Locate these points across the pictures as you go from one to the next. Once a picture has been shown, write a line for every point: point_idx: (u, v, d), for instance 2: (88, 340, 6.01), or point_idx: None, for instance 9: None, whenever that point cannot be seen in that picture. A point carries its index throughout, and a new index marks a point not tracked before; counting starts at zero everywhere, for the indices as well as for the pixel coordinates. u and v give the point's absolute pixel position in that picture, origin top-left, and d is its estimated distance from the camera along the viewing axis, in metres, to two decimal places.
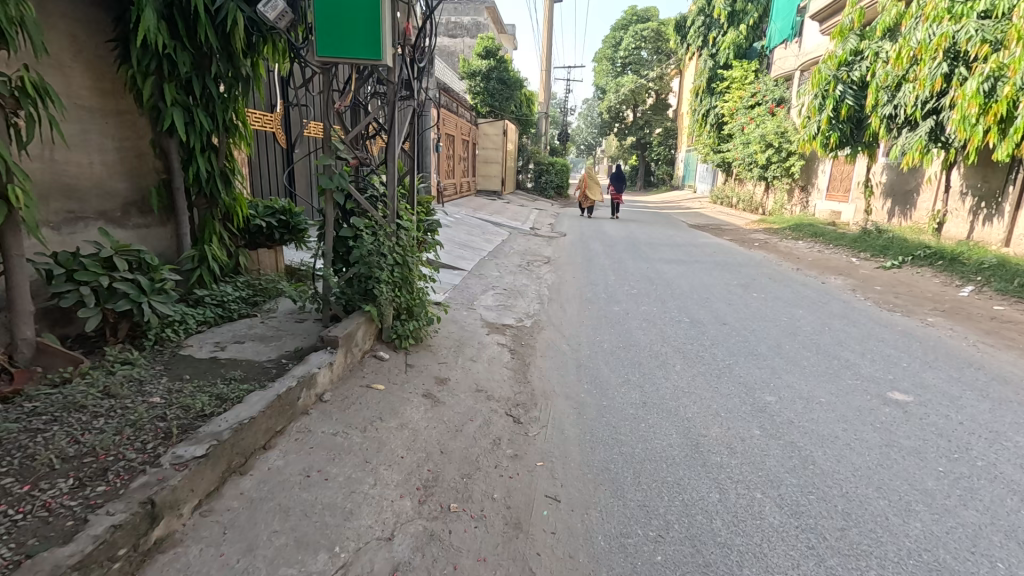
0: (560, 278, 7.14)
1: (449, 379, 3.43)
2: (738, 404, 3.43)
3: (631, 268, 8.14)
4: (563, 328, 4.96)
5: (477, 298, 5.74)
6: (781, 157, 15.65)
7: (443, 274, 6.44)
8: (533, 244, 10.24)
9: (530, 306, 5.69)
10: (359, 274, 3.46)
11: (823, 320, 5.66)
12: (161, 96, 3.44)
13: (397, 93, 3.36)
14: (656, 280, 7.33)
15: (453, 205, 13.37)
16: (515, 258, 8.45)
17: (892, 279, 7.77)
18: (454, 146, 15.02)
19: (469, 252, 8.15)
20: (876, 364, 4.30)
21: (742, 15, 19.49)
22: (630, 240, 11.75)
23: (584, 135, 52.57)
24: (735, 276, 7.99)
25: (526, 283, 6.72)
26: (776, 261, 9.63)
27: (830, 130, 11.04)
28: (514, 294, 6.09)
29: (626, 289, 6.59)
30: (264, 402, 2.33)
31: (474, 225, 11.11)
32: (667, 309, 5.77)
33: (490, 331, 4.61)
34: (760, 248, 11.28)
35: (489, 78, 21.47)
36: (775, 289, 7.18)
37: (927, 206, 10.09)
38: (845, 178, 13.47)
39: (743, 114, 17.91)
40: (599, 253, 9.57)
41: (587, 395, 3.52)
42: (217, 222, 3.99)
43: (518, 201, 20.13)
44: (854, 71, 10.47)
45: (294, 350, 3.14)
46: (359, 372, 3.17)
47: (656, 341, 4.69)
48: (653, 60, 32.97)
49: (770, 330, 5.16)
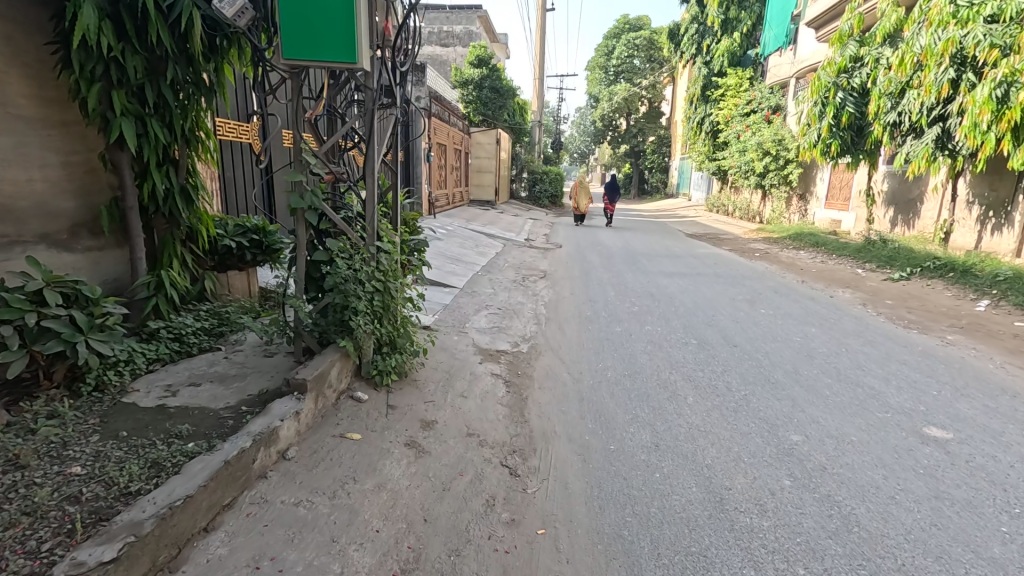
0: (558, 294, 6.78)
1: (436, 422, 3.03)
2: (761, 446, 3.05)
3: (632, 283, 7.79)
4: (562, 353, 4.59)
5: (469, 319, 5.35)
6: (779, 164, 15.44)
7: (432, 293, 6.05)
8: (529, 257, 9.88)
9: (526, 327, 5.31)
10: (335, 303, 3.06)
11: (838, 339, 5.31)
12: (110, 106, 3.05)
13: (376, 100, 3.00)
14: (658, 295, 6.97)
15: (446, 216, 13.03)
16: (509, 272, 8.09)
17: (902, 292, 7.47)
18: (447, 155, 14.71)
19: (461, 267, 7.77)
20: (904, 392, 3.95)
21: (736, 23, 19.41)
22: (628, 251, 11.42)
23: (577, 143, 52.60)
24: (739, 290, 7.66)
25: (521, 300, 6.34)
26: (780, 273, 9.32)
27: (830, 138, 10.71)
28: (508, 314, 5.72)
29: (627, 307, 6.22)
30: (207, 471, 1.92)
31: (467, 237, 10.76)
32: (672, 329, 5.42)
33: (483, 359, 4.22)
34: (761, 258, 10.99)
35: (481, 87, 21.32)
36: (783, 304, 6.84)
37: (932, 215, 9.85)
38: (844, 187, 13.26)
39: (739, 122, 17.76)
40: (597, 266, 9.23)
41: (592, 436, 3.13)
42: (178, 244, 3.57)
43: (512, 210, 19.84)
44: (855, 78, 10.29)
45: (258, 394, 2.74)
46: (332, 418, 2.76)
47: (664, 367, 4.32)
48: (646, 68, 32.93)
49: (784, 352, 4.80)
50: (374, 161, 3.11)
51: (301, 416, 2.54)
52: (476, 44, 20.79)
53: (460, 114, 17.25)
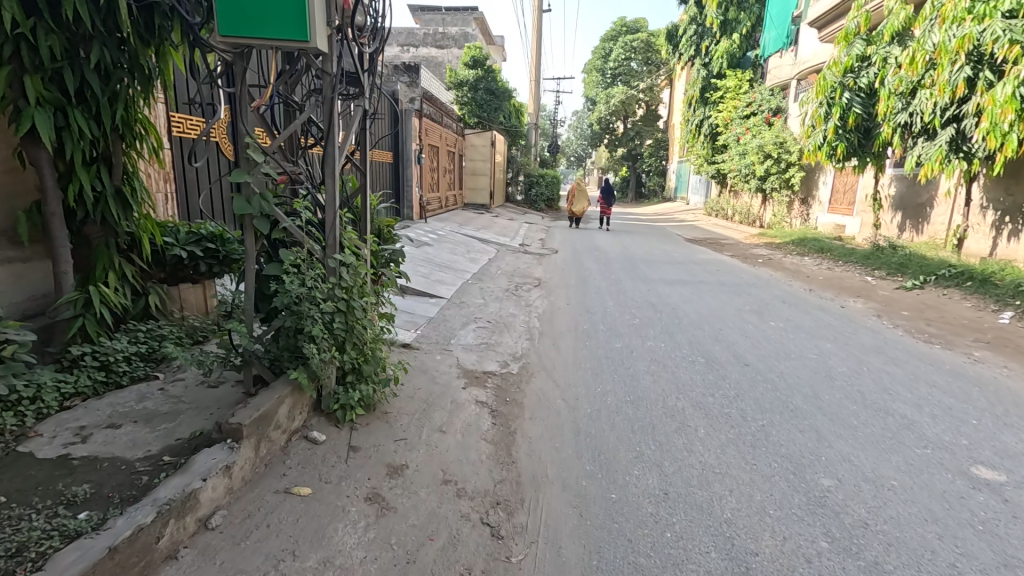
0: (552, 305, 6.34)
1: (406, 467, 2.57)
2: (789, 495, 2.60)
3: (631, 292, 7.35)
4: (556, 375, 4.13)
5: (454, 334, 4.89)
6: (780, 168, 15.05)
7: (416, 304, 5.59)
8: (523, 264, 9.43)
9: (518, 344, 4.85)
10: (287, 327, 2.60)
11: (857, 356, 4.87)
12: (23, 93, 2.58)
13: (336, 87, 2.56)
14: (659, 306, 6.54)
15: (438, 221, 12.57)
16: (502, 281, 7.65)
17: (918, 302, 7.06)
18: (439, 157, 14.28)
19: (450, 274, 7.32)
20: (941, 422, 3.51)
21: (735, 24, 19.08)
22: (627, 256, 10.99)
23: (574, 147, 52.33)
24: (745, 299, 7.24)
25: (513, 312, 5.90)
26: (785, 281, 8.92)
27: (836, 140, 10.33)
28: (498, 328, 5.26)
29: (627, 320, 5.78)
30: (82, 565, 1.46)
31: (459, 243, 10.31)
32: (676, 345, 4.97)
33: (467, 383, 3.76)
34: (764, 264, 10.59)
35: (476, 88, 21.02)
36: (792, 315, 6.41)
37: (943, 220, 9.48)
38: (848, 191, 12.88)
39: (739, 125, 17.45)
40: (595, 273, 8.79)
41: (590, 481, 2.67)
42: (116, 255, 3.10)
43: (507, 214, 19.43)
44: (861, 78, 9.91)
45: (189, 439, 2.27)
46: (278, 468, 2.30)
47: (670, 392, 3.87)
48: (643, 71, 32.60)
49: (801, 373, 4.36)
50: (336, 158, 2.67)
51: (233, 470, 2.07)
52: (471, 46, 20.70)
53: (454, 116, 16.82)
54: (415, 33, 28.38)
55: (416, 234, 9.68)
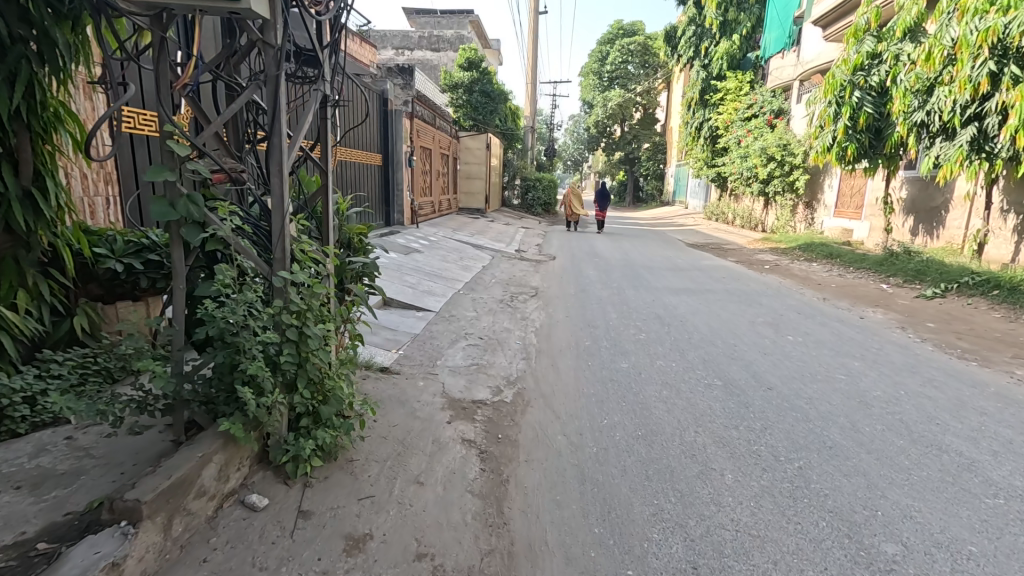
0: (551, 318, 5.84)
1: (370, 539, 2.04)
2: (847, 571, 2.09)
3: (635, 302, 6.87)
4: (556, 403, 3.62)
5: (442, 354, 4.38)
6: (784, 171, 14.64)
7: (400, 320, 5.07)
8: (519, 271, 8.93)
9: (512, 365, 4.33)
10: (222, 363, 2.06)
11: (890, 377, 4.36)
12: None
13: (281, 63, 2.06)
14: (666, 319, 6.04)
15: (431, 226, 12.10)
16: (496, 290, 7.15)
17: (941, 312, 6.60)
18: (432, 160, 13.80)
19: (440, 284, 6.82)
20: (1005, 461, 3.01)
21: (735, 25, 18.71)
22: (628, 262, 10.53)
23: (570, 151, 52.04)
24: (758, 310, 6.76)
25: (507, 327, 5.39)
26: (796, 289, 8.45)
27: (846, 141, 9.89)
28: (491, 346, 4.75)
29: (633, 336, 5.27)
30: None
31: (451, 249, 9.83)
32: (688, 366, 4.47)
33: (453, 416, 3.24)
34: (771, 271, 10.16)
35: (471, 90, 20.60)
36: (810, 329, 5.91)
37: (959, 225, 9.06)
38: (856, 194, 12.46)
39: (740, 127, 17.17)
40: (594, 281, 8.31)
41: (600, 552, 2.15)
42: (25, 272, 2.59)
43: (504, 219, 18.98)
44: (872, 76, 9.48)
45: (81, 514, 1.75)
46: (198, 551, 1.78)
47: (687, 425, 3.36)
48: (640, 73, 32.24)
49: (833, 398, 3.85)
50: (284, 152, 2.16)
51: (124, 567, 1.55)
52: (465, 48, 20.30)
53: (448, 117, 16.37)
54: (410, 36, 28.05)
55: (406, 241, 9.19)
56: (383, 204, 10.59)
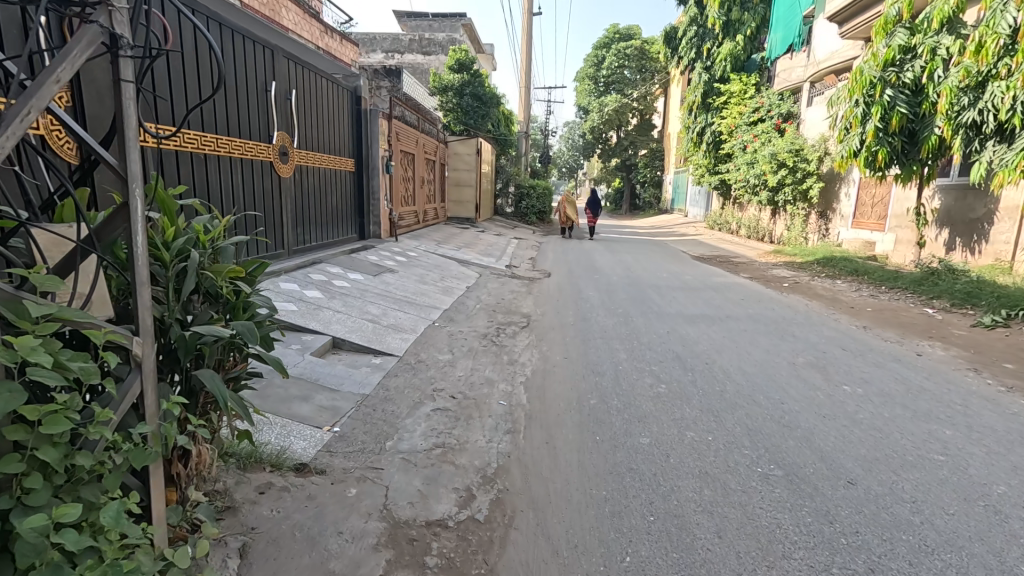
0: (545, 362, 4.69)
1: None
2: None
3: (646, 335, 5.74)
4: (553, 521, 2.45)
5: (395, 429, 3.19)
6: (796, 178, 13.57)
7: (348, 372, 3.87)
8: (509, 293, 7.79)
9: (492, 444, 3.15)
10: None
11: (1004, 456, 3.22)
12: None
13: None
14: (688, 361, 4.88)
15: (412, 239, 10.96)
16: (481, 320, 5.99)
17: (1013, 348, 5.52)
18: (416, 165, 12.66)
19: (411, 313, 5.66)
20: None
21: (739, 25, 17.72)
22: (631, 279, 9.41)
23: (564, 158, 51.18)
24: (795, 344, 5.65)
25: (489, 378, 4.21)
26: (827, 313, 7.36)
27: (876, 144, 8.83)
28: (466, 411, 3.57)
29: (650, 390, 4.11)
30: None
31: (432, 266, 8.69)
32: (731, 441, 3.31)
33: (390, 563, 2.06)
34: (792, 289, 9.12)
35: (461, 94, 19.61)
36: (865, 373, 4.77)
37: (1008, 239, 8.03)
38: (878, 203, 11.45)
39: (745, 132, 16.29)
40: (596, 304, 7.19)
41: None
42: None
43: (496, 229, 17.90)
44: (905, 71, 8.44)
45: None
46: None
47: (753, 566, 2.19)
48: (636, 79, 31.09)
49: (948, 503, 2.69)
50: None
51: None
52: (456, 49, 19.32)
53: (435, 121, 15.28)
54: (400, 40, 27.02)
55: (378, 258, 8.02)
56: (357, 215, 9.40)
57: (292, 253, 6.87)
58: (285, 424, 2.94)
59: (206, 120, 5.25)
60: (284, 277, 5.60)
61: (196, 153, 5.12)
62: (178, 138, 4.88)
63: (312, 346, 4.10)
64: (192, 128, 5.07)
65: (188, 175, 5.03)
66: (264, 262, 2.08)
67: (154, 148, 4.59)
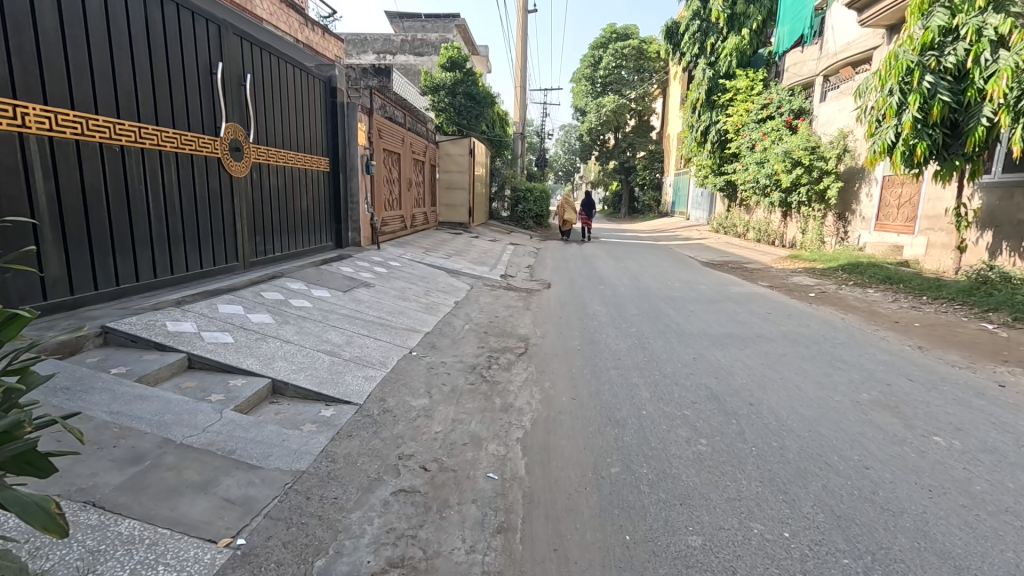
0: (548, 406, 3.69)
1: None
2: None
3: (668, 362, 4.75)
4: None
5: (332, 535, 2.17)
6: (812, 177, 12.67)
7: (281, 433, 2.84)
8: (503, 308, 6.79)
9: (474, 557, 2.14)
10: None
11: None
12: None
13: None
14: (728, 402, 3.88)
15: (396, 247, 9.98)
16: (468, 346, 4.99)
17: None
18: (403, 167, 11.71)
19: (382, 340, 4.64)
20: None
21: (743, 19, 16.90)
22: (641, 290, 8.43)
23: (561, 162, 50.30)
24: (849, 373, 4.66)
25: (475, 435, 3.19)
26: (870, 330, 6.39)
27: (914, 137, 7.88)
28: (440, 494, 2.56)
29: (688, 452, 3.11)
30: None
31: (417, 278, 7.69)
32: (817, 542, 2.31)
33: None
34: (819, 300, 8.17)
35: (454, 93, 18.70)
36: (951, 415, 3.78)
37: None
38: (904, 204, 10.54)
39: (753, 129, 15.44)
40: (604, 321, 6.21)
41: None
42: None
43: (491, 234, 16.93)
44: (947, 55, 7.49)
45: None
46: None
47: None
48: (635, 80, 30.28)
49: None
50: None
51: None
52: (449, 47, 18.46)
53: (425, 120, 14.34)
54: (392, 40, 26.04)
55: (354, 269, 7.02)
56: (333, 219, 8.38)
57: (247, 267, 5.84)
58: (158, 541, 1.92)
59: (124, 103, 4.19)
60: (227, 297, 4.58)
61: (109, 143, 4.04)
62: (80, 123, 3.79)
63: (240, 396, 3.07)
64: (103, 113, 4.01)
65: (98, 171, 3.95)
66: (19, 316, 1.20)
67: (41, 135, 3.52)
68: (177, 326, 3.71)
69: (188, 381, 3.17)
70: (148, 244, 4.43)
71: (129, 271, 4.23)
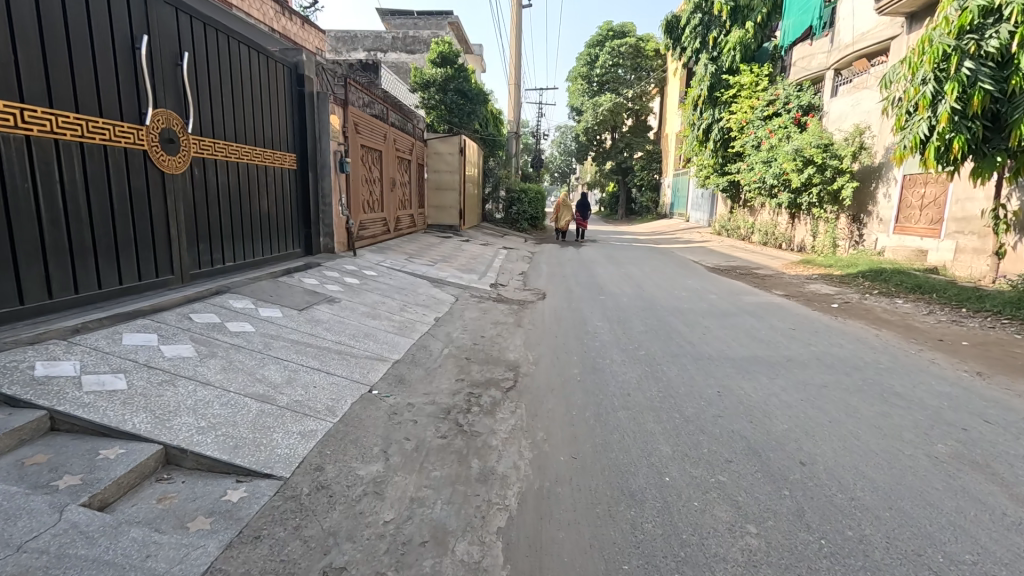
0: (541, 472, 2.79)
1: None
2: None
3: (688, 399, 3.87)
4: None
5: None
6: (825, 177, 11.79)
7: (150, 540, 1.95)
8: (491, 326, 5.90)
9: None
10: None
11: None
12: None
13: None
14: (773, 460, 3.01)
15: (376, 253, 9.10)
16: (444, 379, 4.08)
17: None
18: (385, 165, 10.81)
19: (335, 376, 3.73)
20: None
21: (748, 11, 15.93)
22: (646, 302, 7.56)
23: (557, 163, 49.57)
24: (910, 412, 3.79)
25: (439, 528, 2.29)
26: (913, 350, 5.53)
27: (951, 130, 7.04)
28: None
29: (736, 550, 2.23)
30: None
31: (394, 289, 6.78)
32: None
33: None
34: (845, 311, 7.32)
35: (445, 90, 17.88)
36: None
37: None
38: (929, 205, 9.70)
39: (758, 127, 14.74)
40: (608, 342, 5.31)
41: None
42: None
43: (484, 238, 16.07)
44: (989, 39, 6.67)
45: None
46: None
47: None
48: (631, 79, 29.52)
49: None
50: None
51: None
52: (440, 41, 17.63)
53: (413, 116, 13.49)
54: (382, 37, 25.22)
55: (319, 281, 6.11)
56: (301, 223, 7.47)
57: (186, 280, 4.93)
58: None
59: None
60: (142, 323, 3.67)
61: None
62: None
63: (104, 479, 2.17)
64: None
65: None
66: None
67: None
68: (49, 369, 2.79)
69: (38, 454, 2.27)
70: (39, 256, 3.53)
71: (8, 292, 3.33)
